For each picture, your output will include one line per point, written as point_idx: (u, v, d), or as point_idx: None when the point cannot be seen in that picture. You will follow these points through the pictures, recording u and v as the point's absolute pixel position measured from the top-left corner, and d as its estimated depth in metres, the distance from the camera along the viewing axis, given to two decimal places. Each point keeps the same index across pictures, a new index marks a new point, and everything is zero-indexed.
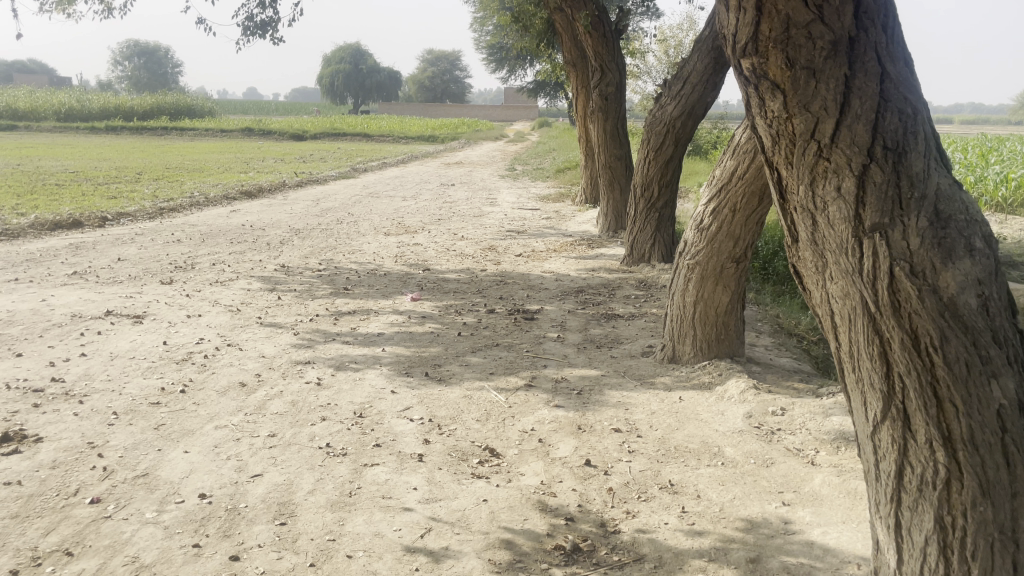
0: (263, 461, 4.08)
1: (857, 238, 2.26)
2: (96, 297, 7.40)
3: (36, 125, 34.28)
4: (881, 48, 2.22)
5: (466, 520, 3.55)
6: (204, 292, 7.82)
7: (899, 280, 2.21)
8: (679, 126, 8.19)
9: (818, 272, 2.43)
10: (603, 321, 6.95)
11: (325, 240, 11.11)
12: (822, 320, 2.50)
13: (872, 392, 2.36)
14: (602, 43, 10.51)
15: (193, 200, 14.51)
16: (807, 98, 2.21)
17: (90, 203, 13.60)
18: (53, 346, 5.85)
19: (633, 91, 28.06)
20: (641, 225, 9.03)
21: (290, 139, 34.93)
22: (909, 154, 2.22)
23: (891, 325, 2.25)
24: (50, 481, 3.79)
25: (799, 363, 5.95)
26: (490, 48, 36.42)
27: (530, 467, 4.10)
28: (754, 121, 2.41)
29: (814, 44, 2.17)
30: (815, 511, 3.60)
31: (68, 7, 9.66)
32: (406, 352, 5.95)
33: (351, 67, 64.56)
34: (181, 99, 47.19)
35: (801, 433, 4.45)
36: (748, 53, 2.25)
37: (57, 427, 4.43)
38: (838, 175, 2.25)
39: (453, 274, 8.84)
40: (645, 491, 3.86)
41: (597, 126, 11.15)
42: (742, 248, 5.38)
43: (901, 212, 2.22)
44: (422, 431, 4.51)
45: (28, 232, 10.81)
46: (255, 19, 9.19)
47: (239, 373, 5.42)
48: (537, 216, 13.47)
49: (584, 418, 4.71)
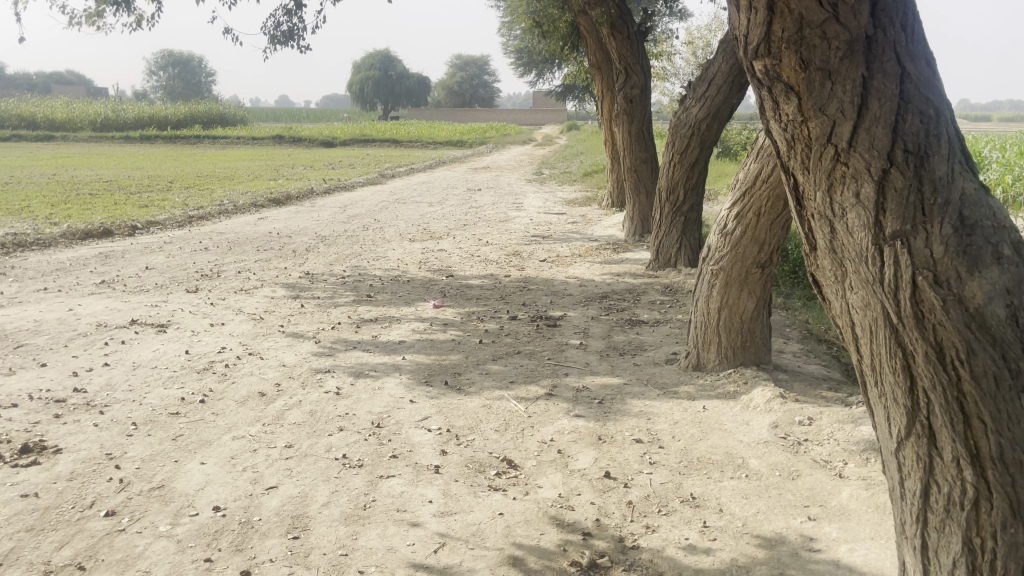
0: (278, 472, 4.05)
1: (877, 246, 2.16)
2: (122, 306, 7.46)
3: (73, 135, 34.88)
4: (900, 46, 2.12)
5: (481, 535, 3.49)
6: (228, 300, 7.85)
7: (922, 291, 2.10)
8: (705, 128, 8.06)
9: (838, 281, 2.32)
10: (627, 327, 6.85)
11: (351, 246, 11.14)
12: (843, 330, 2.39)
13: (895, 407, 2.25)
14: (627, 46, 10.40)
15: (223, 207, 14.65)
16: (823, 100, 2.11)
17: (122, 212, 13.78)
18: (77, 356, 5.89)
19: (662, 93, 27.84)
20: (666, 229, 8.90)
21: (319, 145, 35.20)
22: (931, 157, 2.11)
23: (914, 337, 2.14)
24: (67, 494, 3.79)
25: (828, 370, 5.80)
26: (517, 53, 36.39)
27: (548, 479, 4.03)
28: (769, 124, 2.31)
29: (829, 44, 2.08)
30: (841, 526, 3.48)
31: (97, 20, 9.79)
32: (426, 360, 5.90)
33: (381, 73, 65.05)
34: (214, 107, 47.80)
35: (829, 443, 4.33)
36: (761, 54, 2.16)
37: (76, 438, 4.44)
38: (856, 181, 2.15)
39: (476, 281, 8.79)
40: (665, 504, 3.76)
41: (622, 128, 11.04)
42: (767, 253, 5.25)
43: (924, 219, 2.11)
44: (439, 441, 4.45)
45: (60, 241, 10.97)
46: (281, 28, 9.25)
47: (259, 383, 5.41)
48: (563, 221, 13.39)
49: (605, 428, 4.62)
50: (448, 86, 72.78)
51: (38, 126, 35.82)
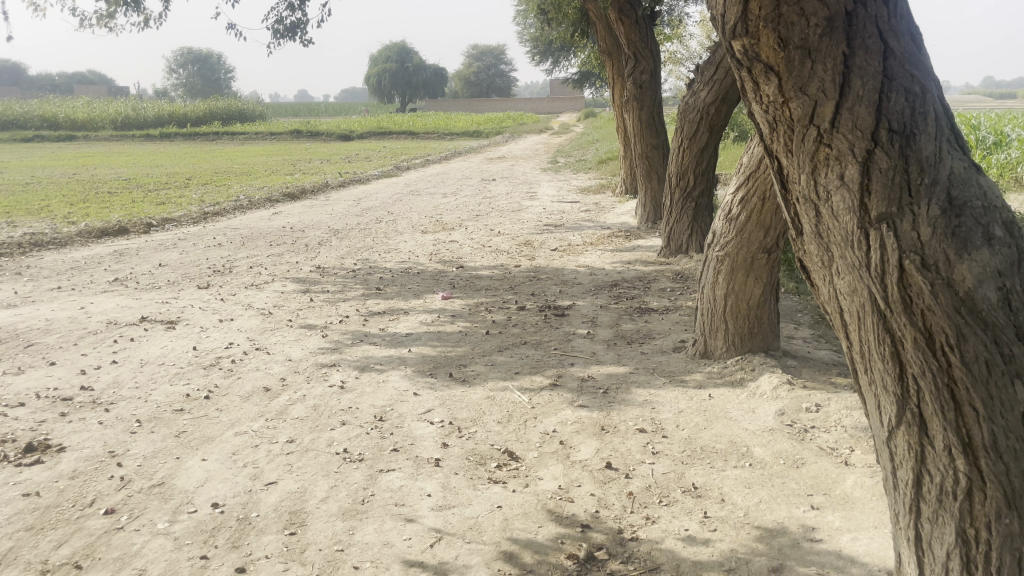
0: (279, 468, 4.04)
1: (863, 229, 2.08)
2: (133, 303, 7.50)
3: (93, 133, 35.19)
4: (882, 22, 2.05)
5: (478, 529, 3.46)
6: (238, 296, 7.87)
7: (910, 275, 2.03)
8: (714, 112, 7.95)
9: (825, 267, 2.25)
10: (636, 316, 6.79)
11: (363, 239, 11.15)
12: (832, 317, 2.31)
13: (886, 396, 2.18)
14: (635, 31, 10.27)
15: (238, 203, 14.70)
16: (804, 79, 2.05)
17: (139, 209, 13.85)
18: (86, 354, 5.93)
19: (677, 78, 27.54)
20: (677, 216, 8.80)
21: (337, 139, 35.26)
22: (918, 136, 2.04)
23: (903, 323, 2.07)
24: (68, 492, 3.82)
25: (839, 355, 5.70)
26: (532, 42, 36.19)
27: (549, 470, 3.99)
28: (751, 107, 2.24)
29: (808, 22, 2.00)
30: (845, 516, 3.41)
31: (108, 22, 9.82)
32: (432, 352, 5.88)
33: (396, 66, 65.14)
34: (232, 102, 48.02)
35: (836, 431, 4.25)
36: (739, 34, 2.09)
37: (81, 436, 4.46)
38: (840, 163, 2.08)
39: (486, 271, 8.74)
40: (667, 495, 3.71)
41: (633, 114, 10.93)
42: (774, 238, 5.16)
43: (911, 200, 2.03)
44: (441, 434, 4.42)
45: (75, 240, 11.04)
46: (285, 22, 9.25)
47: (264, 378, 5.40)
48: (576, 209, 13.30)
49: (608, 418, 4.57)
50: (464, 76, 72.56)
51: (58, 125, 36.17)
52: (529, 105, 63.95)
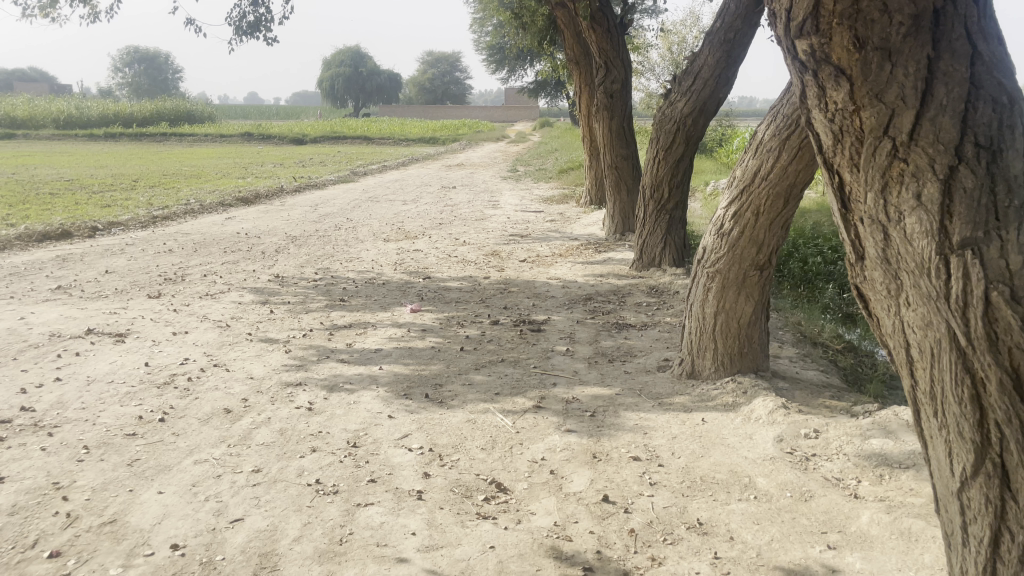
0: (245, 503, 3.67)
1: (941, 256, 1.84)
2: (79, 314, 7.00)
3: (34, 132, 33.69)
4: (972, 22, 1.81)
5: (472, 573, 3.15)
6: (192, 306, 7.42)
7: (997, 308, 1.79)
8: (690, 123, 7.76)
9: (890, 296, 1.99)
10: (614, 332, 6.54)
11: (322, 247, 10.74)
12: (894, 353, 2.07)
13: (961, 442, 1.94)
14: (607, 39, 9.97)
15: (188, 207, 14.09)
16: (880, 85, 1.80)
17: (83, 212, 13.21)
18: (26, 370, 5.45)
19: (636, 89, 27.70)
20: (651, 228, 8.59)
21: (290, 143, 34.51)
22: (1006, 152, 1.81)
23: (986, 362, 1.83)
24: (6, 532, 3.40)
25: (826, 377, 5.53)
26: (491, 49, 36.01)
27: (541, 504, 3.69)
28: (812, 114, 1.99)
29: (891, 19, 1.76)
30: (865, 556, 3.19)
31: (52, 12, 9.31)
32: (405, 370, 5.54)
33: (350, 71, 64.71)
34: (181, 103, 46.81)
35: (839, 459, 4.05)
36: (808, 31, 1.85)
37: (21, 464, 4.03)
38: (917, 180, 1.84)
39: (455, 283, 8.43)
40: (671, 532, 3.45)
41: (603, 125, 10.70)
42: (766, 254, 4.95)
43: (997, 224, 1.81)
44: (421, 462, 4.10)
45: (14, 243, 10.39)
46: (247, 20, 8.84)
47: (225, 399, 4.99)
48: (541, 219, 13.08)
49: (599, 445, 4.30)
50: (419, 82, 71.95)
51: None
52: (485, 114, 63.94)
